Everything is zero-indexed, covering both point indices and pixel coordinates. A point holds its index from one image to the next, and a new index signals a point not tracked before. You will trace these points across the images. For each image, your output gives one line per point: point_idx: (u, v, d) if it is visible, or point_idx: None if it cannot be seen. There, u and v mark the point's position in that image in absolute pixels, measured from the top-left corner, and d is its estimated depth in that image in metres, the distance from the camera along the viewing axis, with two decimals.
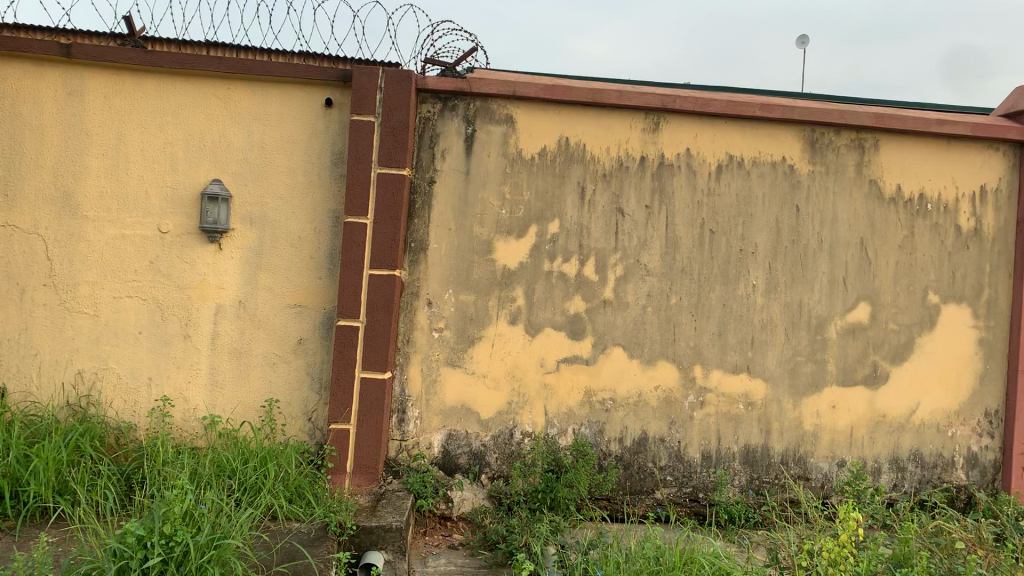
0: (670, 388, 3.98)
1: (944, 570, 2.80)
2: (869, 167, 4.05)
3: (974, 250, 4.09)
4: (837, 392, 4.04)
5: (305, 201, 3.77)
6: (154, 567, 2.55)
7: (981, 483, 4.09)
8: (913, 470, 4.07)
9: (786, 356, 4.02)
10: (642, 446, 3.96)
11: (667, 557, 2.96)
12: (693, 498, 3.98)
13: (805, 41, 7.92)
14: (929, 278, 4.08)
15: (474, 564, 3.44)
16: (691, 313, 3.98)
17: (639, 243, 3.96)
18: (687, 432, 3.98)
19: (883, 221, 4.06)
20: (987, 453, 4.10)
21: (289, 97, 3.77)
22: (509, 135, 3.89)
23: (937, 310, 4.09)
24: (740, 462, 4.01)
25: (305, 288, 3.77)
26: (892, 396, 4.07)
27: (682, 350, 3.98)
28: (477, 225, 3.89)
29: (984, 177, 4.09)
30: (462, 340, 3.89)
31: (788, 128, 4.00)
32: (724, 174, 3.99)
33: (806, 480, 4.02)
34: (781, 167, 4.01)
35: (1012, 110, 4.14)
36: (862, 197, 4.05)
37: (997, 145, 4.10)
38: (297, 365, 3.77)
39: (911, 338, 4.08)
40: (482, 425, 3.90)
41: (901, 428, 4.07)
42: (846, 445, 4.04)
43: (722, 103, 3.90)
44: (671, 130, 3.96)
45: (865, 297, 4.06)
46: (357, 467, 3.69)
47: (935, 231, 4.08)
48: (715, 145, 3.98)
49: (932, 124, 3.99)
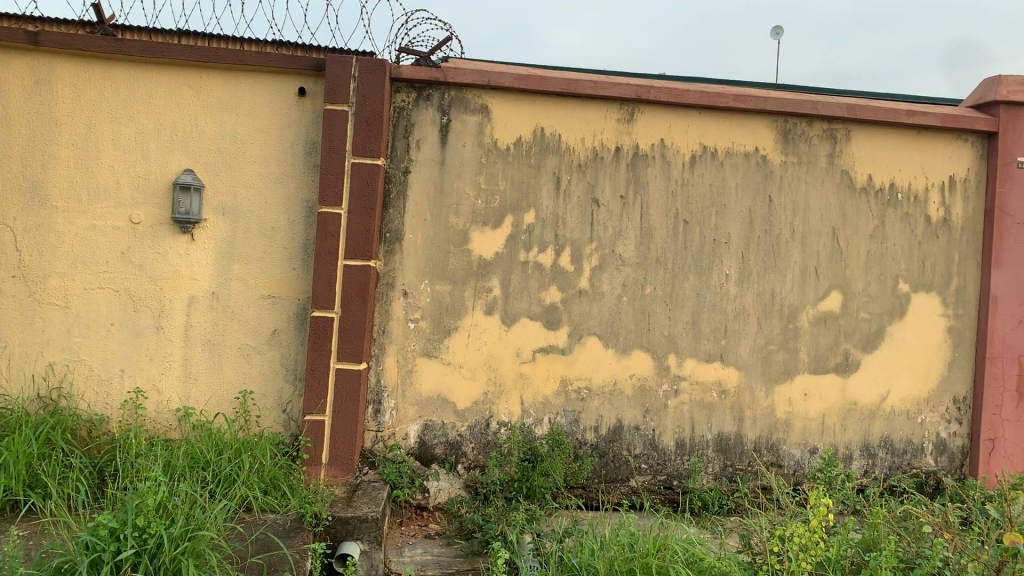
0: (645, 376, 4.00)
1: (912, 554, 2.86)
2: (841, 157, 4.09)
3: (943, 239, 4.15)
4: (809, 380, 4.09)
5: (278, 191, 3.74)
6: (129, 559, 2.54)
7: (950, 468, 4.17)
8: (884, 456, 4.13)
9: (759, 344, 4.06)
10: (617, 434, 3.99)
11: (641, 544, 2.97)
12: (667, 485, 4.02)
13: (780, 31, 7.96)
14: (899, 267, 4.14)
15: (450, 553, 3.46)
16: (666, 302, 4.01)
17: (614, 233, 3.98)
18: (662, 420, 4.01)
19: (855, 211, 4.10)
20: (956, 439, 4.16)
21: (262, 86, 3.73)
22: (484, 124, 3.88)
23: (907, 298, 4.14)
24: (713, 449, 4.05)
25: (279, 279, 3.75)
26: (863, 383, 4.12)
27: (657, 339, 4.01)
28: (452, 215, 3.89)
29: (954, 167, 4.15)
30: (438, 331, 3.89)
31: (761, 119, 4.03)
32: (698, 164, 4.01)
33: (779, 466, 4.07)
34: (754, 158, 4.04)
35: (981, 101, 4.20)
36: (834, 187, 4.09)
37: (966, 136, 4.15)
38: (271, 356, 3.76)
39: (882, 326, 4.13)
40: (459, 415, 3.91)
41: (872, 414, 4.13)
42: (818, 432, 4.09)
43: (697, 93, 3.92)
44: (647, 120, 3.98)
45: (837, 286, 4.10)
46: (332, 458, 3.68)
47: (905, 220, 4.13)
48: (689, 135, 4.00)
49: (902, 114, 4.04)
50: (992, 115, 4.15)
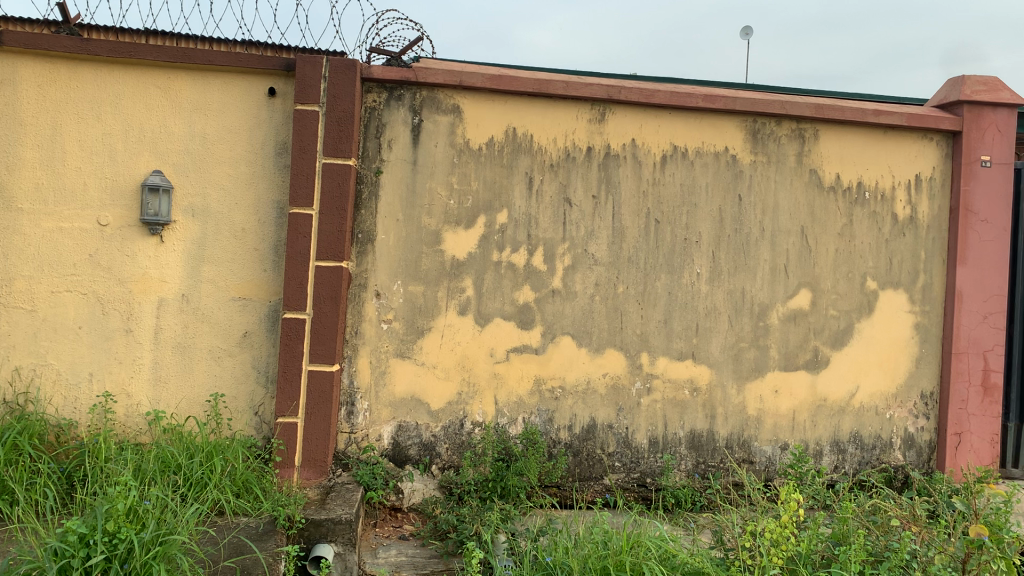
0: (618, 374, 4.03)
1: (881, 547, 2.90)
2: (809, 156, 4.13)
3: (910, 237, 4.22)
4: (780, 377, 4.13)
5: (248, 192, 3.71)
6: (99, 565, 2.51)
7: (917, 463, 4.23)
8: (854, 452, 4.18)
9: (729, 342, 4.10)
10: (590, 433, 4.01)
11: (615, 542, 2.98)
12: (641, 483, 4.04)
13: (748, 32, 8.05)
14: (867, 264, 4.19)
15: (425, 554, 3.46)
16: (639, 301, 4.03)
17: (586, 233, 4.00)
18: (635, 418, 4.04)
19: (823, 210, 4.15)
20: (923, 434, 4.23)
21: (232, 86, 3.71)
22: (456, 124, 3.88)
23: (875, 295, 4.20)
24: (686, 447, 4.08)
25: (250, 280, 3.73)
26: (833, 379, 4.17)
27: (630, 338, 4.03)
28: (425, 215, 3.88)
29: (920, 166, 4.21)
30: (412, 331, 3.89)
31: (730, 119, 4.07)
32: (669, 164, 4.04)
33: (750, 463, 4.12)
34: (724, 158, 4.07)
35: (945, 101, 4.27)
36: (802, 185, 4.13)
37: (931, 135, 4.22)
38: (243, 359, 3.73)
39: (851, 323, 4.19)
40: (432, 416, 3.90)
41: (842, 411, 4.18)
42: (788, 428, 4.14)
43: (667, 94, 3.95)
44: (618, 120, 4.00)
45: (806, 284, 4.15)
46: (305, 461, 3.67)
47: (873, 219, 4.19)
48: (660, 135, 4.03)
49: (869, 114, 4.10)
50: (956, 114, 4.22)
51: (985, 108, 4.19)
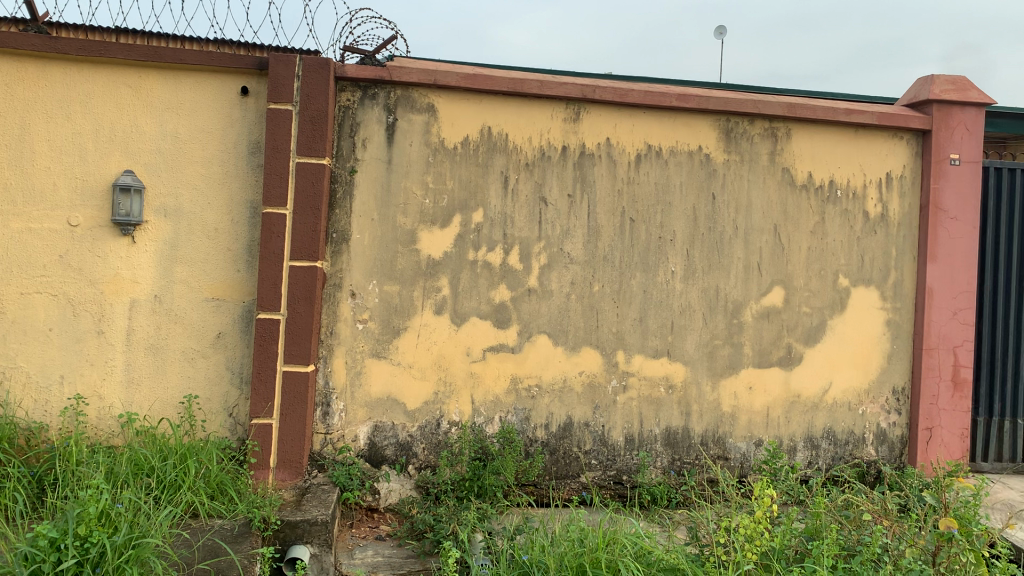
0: (594, 373, 4.04)
1: (853, 541, 2.93)
2: (782, 155, 4.17)
3: (881, 235, 4.27)
4: (754, 374, 4.17)
5: (221, 191, 3.69)
6: (70, 569, 2.49)
7: (889, 458, 4.29)
8: (827, 447, 4.23)
9: (704, 339, 4.13)
10: (567, 431, 4.02)
11: (591, 540, 2.99)
12: (617, 480, 4.06)
13: (722, 31, 8.12)
14: (839, 262, 4.24)
15: (401, 554, 3.44)
16: (614, 299, 4.05)
17: (562, 232, 4.00)
18: (611, 416, 4.05)
19: (795, 208, 4.19)
20: (895, 429, 4.29)
21: (204, 85, 3.68)
22: (431, 123, 3.88)
23: (847, 293, 4.25)
24: (661, 444, 4.10)
25: (223, 281, 3.70)
26: (806, 375, 4.22)
27: (605, 336, 4.04)
28: (400, 214, 3.87)
29: (890, 164, 4.27)
30: (387, 331, 3.87)
31: (704, 118, 4.10)
32: (643, 163, 4.06)
33: (725, 459, 4.15)
34: (698, 156, 4.10)
35: (915, 100, 4.32)
36: (775, 184, 4.17)
37: (901, 134, 4.27)
38: (216, 360, 3.70)
39: (823, 320, 4.23)
40: (409, 416, 3.89)
41: (815, 407, 4.22)
42: (762, 425, 4.17)
43: (641, 93, 3.97)
44: (592, 119, 4.01)
45: (779, 282, 4.19)
46: (280, 463, 3.65)
47: (844, 217, 4.24)
48: (634, 134, 4.04)
49: (840, 113, 4.14)
50: (925, 113, 4.27)
51: (954, 106, 4.24)
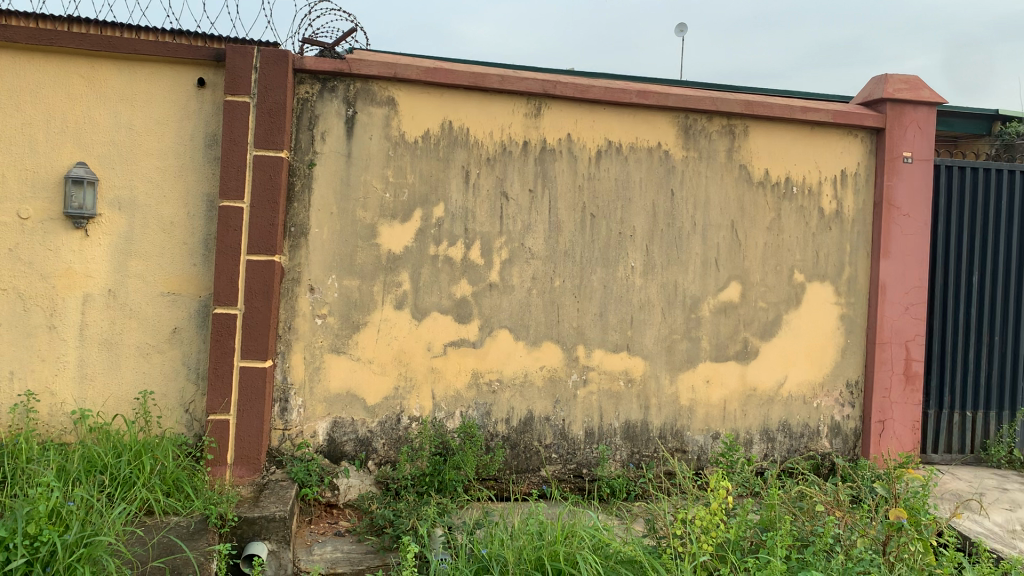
0: (554, 367, 4.06)
1: (807, 532, 2.99)
2: (739, 152, 4.22)
3: (836, 231, 4.34)
4: (711, 367, 4.22)
5: (177, 184, 3.63)
6: (19, 568, 2.45)
7: (843, 450, 4.37)
8: (783, 440, 4.30)
9: (663, 334, 4.17)
10: (528, 426, 4.03)
11: (549, 533, 3.00)
12: (576, 474, 4.09)
13: (682, 28, 8.19)
14: (794, 257, 4.30)
15: (361, 550, 3.43)
16: (574, 294, 4.07)
17: (523, 227, 4.01)
18: (571, 410, 4.08)
19: (752, 204, 4.25)
20: (849, 422, 4.37)
21: (159, 76, 3.62)
22: (391, 117, 3.86)
23: (803, 288, 4.32)
24: (621, 437, 4.13)
25: (179, 275, 3.65)
26: (762, 369, 4.28)
27: (566, 331, 4.06)
28: (360, 208, 3.85)
29: (845, 162, 4.34)
30: (347, 326, 3.85)
31: (663, 114, 4.13)
32: (604, 159, 4.08)
33: (683, 452, 4.20)
34: (657, 153, 4.13)
35: (869, 99, 4.40)
36: (733, 180, 4.22)
37: (856, 132, 4.35)
38: (172, 355, 3.65)
39: (779, 315, 4.30)
40: (369, 411, 3.88)
41: (771, 400, 4.29)
42: (720, 418, 4.23)
43: (601, 89, 3.99)
44: (553, 114, 4.02)
45: (736, 277, 4.25)
46: (238, 459, 3.61)
47: (800, 213, 4.30)
48: (594, 130, 4.06)
49: (797, 111, 4.19)
50: (879, 111, 4.35)
51: (906, 106, 4.33)
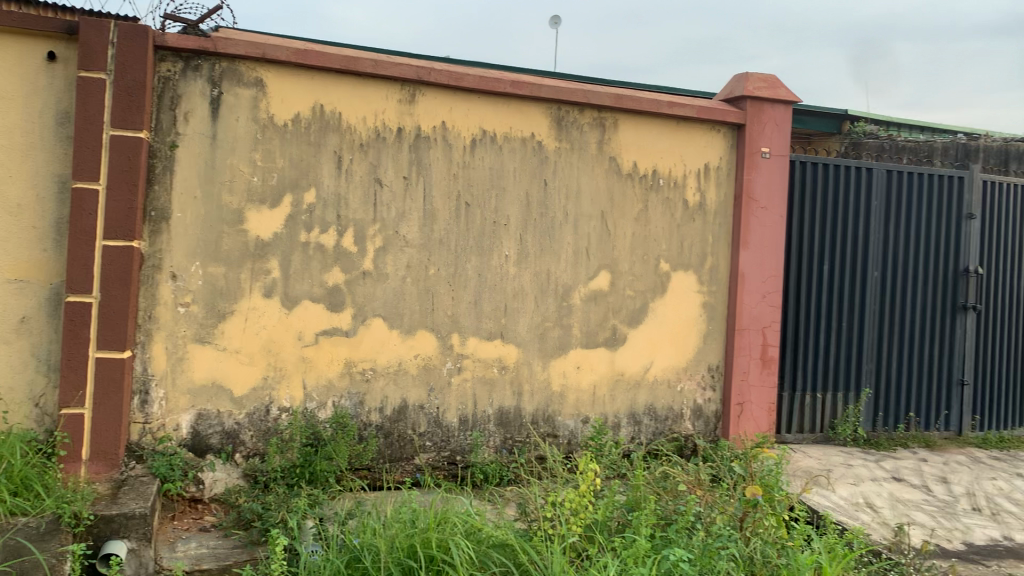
0: (428, 355, 4.05)
1: (669, 511, 3.11)
2: (609, 144, 4.33)
3: (699, 222, 4.53)
4: (581, 354, 4.32)
5: (24, 164, 3.40)
6: None
7: (705, 432, 4.57)
8: (648, 422, 4.46)
9: (536, 322, 4.24)
10: (401, 415, 4.02)
11: (421, 521, 3.00)
12: (450, 461, 4.10)
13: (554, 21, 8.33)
14: (661, 247, 4.46)
15: (227, 545, 3.33)
16: (449, 282, 4.08)
17: (397, 214, 3.98)
18: (445, 398, 4.09)
19: (621, 195, 4.37)
20: (709, 404, 4.57)
21: (3, 48, 3.37)
22: (258, 98, 3.74)
23: (668, 276, 4.48)
24: (494, 424, 4.17)
25: (27, 261, 3.42)
26: (629, 355, 4.42)
27: (440, 319, 4.06)
28: (226, 192, 3.71)
29: (707, 156, 4.52)
30: (212, 315, 3.72)
31: (536, 105, 4.18)
32: (478, 148, 4.10)
33: (554, 437, 4.28)
34: (531, 143, 4.19)
35: (730, 96, 4.60)
36: (603, 172, 4.33)
37: (718, 128, 4.53)
38: (20, 347, 3.42)
39: (646, 303, 4.45)
40: (235, 402, 3.76)
41: (637, 384, 4.43)
42: (590, 403, 4.34)
43: (475, 77, 4.00)
44: (427, 101, 4.00)
45: (606, 266, 4.36)
46: (93, 454, 3.42)
47: (666, 205, 4.46)
48: (468, 119, 4.07)
49: (663, 106, 4.34)
50: (739, 108, 4.56)
51: (765, 104, 4.54)
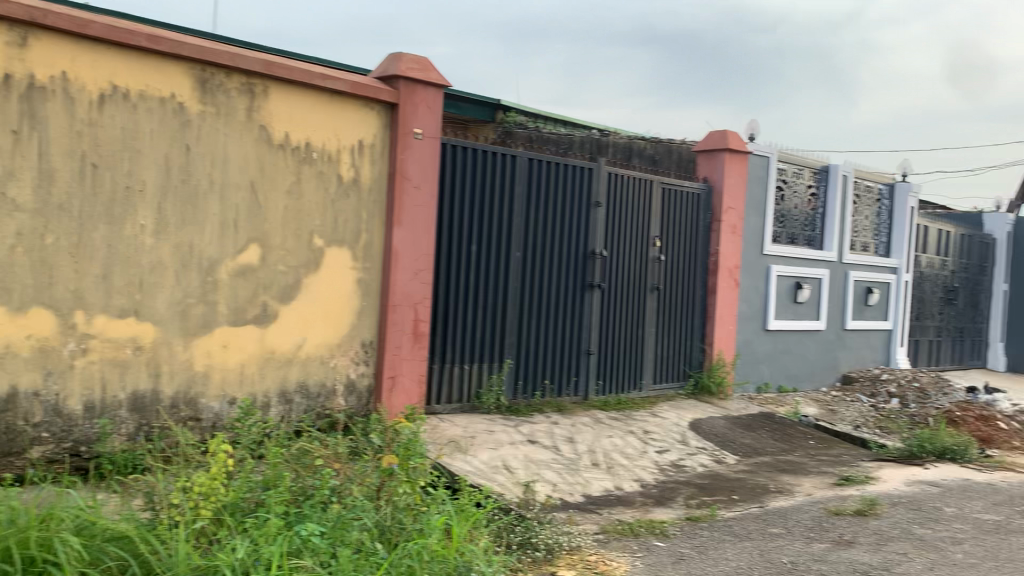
0: (45, 336, 3.59)
1: (307, 485, 3.07)
2: (258, 112, 4.16)
3: (353, 199, 4.53)
4: (228, 331, 4.13)
5: None
6: None
7: (357, 407, 4.61)
8: (299, 400, 4.39)
9: (175, 298, 3.96)
10: (10, 403, 3.51)
11: (21, 519, 2.58)
12: (72, 453, 3.69)
13: None
14: (314, 222, 4.39)
15: None
16: (70, 253, 3.64)
17: (3, 172, 3.46)
18: (67, 383, 3.65)
19: (272, 166, 4.23)
20: (362, 379, 4.63)
21: None
22: None
23: (321, 253, 4.43)
24: (127, 409, 3.84)
25: None
26: (279, 332, 4.31)
27: (60, 295, 3.62)
28: None
29: (362, 132, 4.54)
30: None
31: (176, 64, 3.90)
32: (107, 104, 3.71)
33: (197, 420, 4.05)
34: (170, 104, 3.89)
35: (384, 74, 4.66)
36: (252, 140, 4.15)
37: (373, 105, 4.58)
38: None
39: (299, 279, 4.36)
40: None
41: (289, 361, 4.34)
42: (236, 383, 4.17)
43: (103, 26, 3.62)
44: (42, 47, 3.51)
45: (255, 240, 4.20)
46: None
47: (319, 179, 4.40)
48: (95, 70, 3.65)
49: (316, 77, 4.28)
50: (393, 87, 4.64)
51: (417, 85, 4.68)
